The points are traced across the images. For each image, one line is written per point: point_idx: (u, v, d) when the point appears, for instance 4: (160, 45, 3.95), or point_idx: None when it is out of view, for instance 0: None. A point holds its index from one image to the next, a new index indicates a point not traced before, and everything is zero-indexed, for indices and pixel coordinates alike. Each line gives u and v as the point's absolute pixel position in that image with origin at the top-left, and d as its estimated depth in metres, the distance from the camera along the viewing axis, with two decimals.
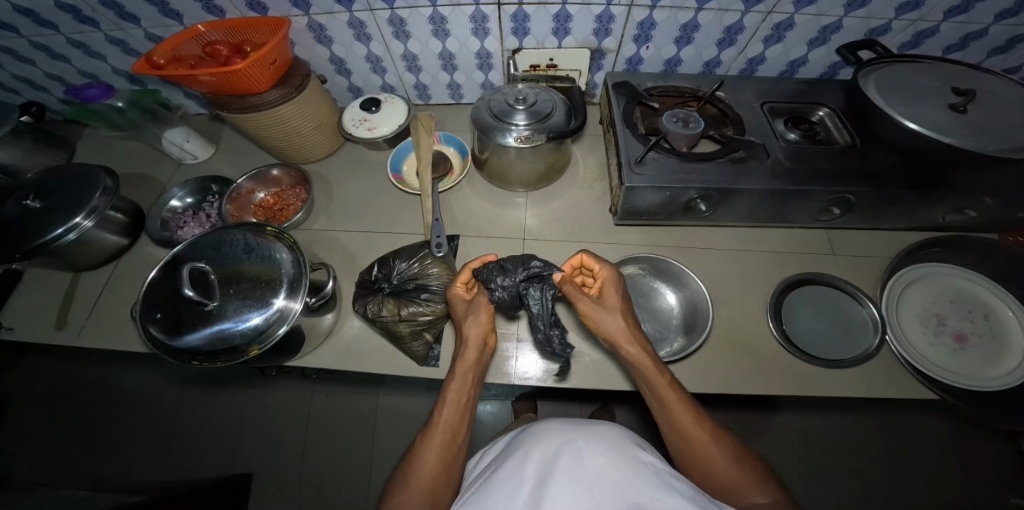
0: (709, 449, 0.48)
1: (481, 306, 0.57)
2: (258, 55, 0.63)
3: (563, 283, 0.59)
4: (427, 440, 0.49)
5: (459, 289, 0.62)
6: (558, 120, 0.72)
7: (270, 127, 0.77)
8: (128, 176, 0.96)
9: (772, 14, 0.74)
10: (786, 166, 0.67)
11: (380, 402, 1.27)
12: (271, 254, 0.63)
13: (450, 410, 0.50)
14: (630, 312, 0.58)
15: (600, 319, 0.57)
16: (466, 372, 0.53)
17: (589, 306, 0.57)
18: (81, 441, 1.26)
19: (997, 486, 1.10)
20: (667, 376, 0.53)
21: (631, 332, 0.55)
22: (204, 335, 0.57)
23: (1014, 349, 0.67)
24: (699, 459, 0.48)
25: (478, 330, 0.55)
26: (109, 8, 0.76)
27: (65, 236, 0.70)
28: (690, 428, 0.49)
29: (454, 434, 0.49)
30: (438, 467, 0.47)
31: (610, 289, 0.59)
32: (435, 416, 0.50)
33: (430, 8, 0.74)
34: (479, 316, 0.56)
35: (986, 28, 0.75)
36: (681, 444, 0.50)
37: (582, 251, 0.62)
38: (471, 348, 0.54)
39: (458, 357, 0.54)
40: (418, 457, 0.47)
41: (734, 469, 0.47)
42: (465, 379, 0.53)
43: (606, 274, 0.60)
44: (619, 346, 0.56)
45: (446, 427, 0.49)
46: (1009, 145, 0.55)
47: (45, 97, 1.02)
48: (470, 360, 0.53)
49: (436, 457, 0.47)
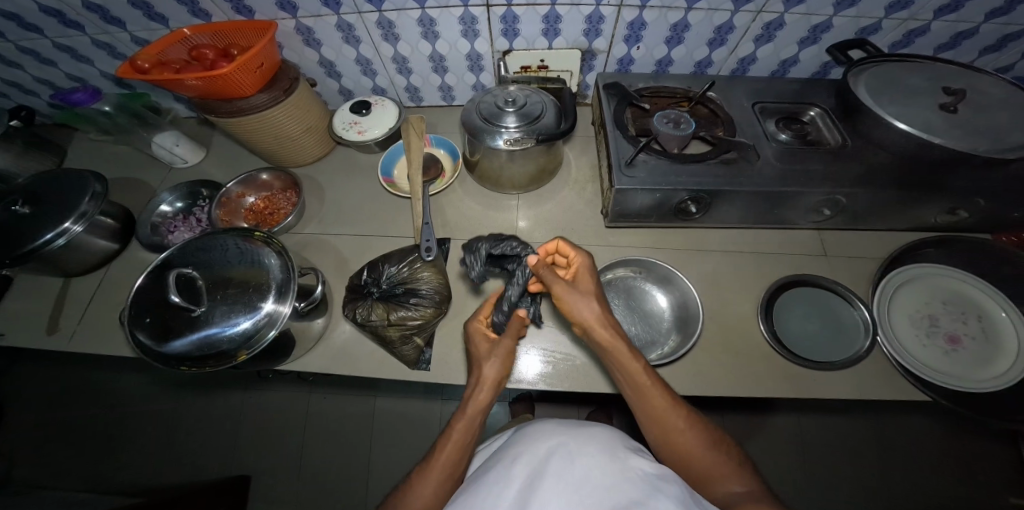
0: (686, 436, 0.48)
1: (500, 348, 0.54)
2: (244, 59, 0.62)
3: (538, 268, 0.53)
4: (425, 474, 0.48)
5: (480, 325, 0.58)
6: (548, 122, 0.72)
7: (260, 131, 0.77)
8: (119, 180, 0.96)
9: (761, 14, 0.73)
10: (776, 167, 0.67)
11: (377, 404, 1.26)
12: (259, 259, 0.62)
13: (451, 449, 0.49)
14: (600, 295, 0.54)
15: (570, 306, 0.52)
16: (475, 414, 0.50)
17: (563, 291, 0.52)
18: (78, 445, 1.26)
19: (994, 484, 1.10)
20: (639, 363, 0.50)
21: (604, 319, 0.51)
22: (192, 340, 0.56)
23: (1007, 350, 0.66)
24: (676, 446, 0.48)
25: (494, 375, 0.53)
26: (94, 12, 0.75)
27: (55, 242, 0.70)
28: (667, 414, 0.49)
29: (455, 469, 0.48)
30: (433, 500, 0.46)
31: (584, 274, 0.55)
32: (435, 456, 0.48)
33: (417, 11, 0.74)
34: (495, 361, 0.53)
35: (976, 28, 0.74)
36: (658, 431, 0.49)
37: (559, 239, 0.60)
38: (485, 389, 0.52)
39: (469, 396, 0.52)
40: (415, 490, 0.47)
41: (715, 459, 0.47)
42: (471, 421, 0.50)
43: (580, 262, 0.56)
44: (590, 334, 0.51)
45: (446, 465, 0.48)
46: (998, 145, 0.54)
47: (36, 101, 1.01)
48: (481, 402, 0.51)
49: (431, 493, 0.46)
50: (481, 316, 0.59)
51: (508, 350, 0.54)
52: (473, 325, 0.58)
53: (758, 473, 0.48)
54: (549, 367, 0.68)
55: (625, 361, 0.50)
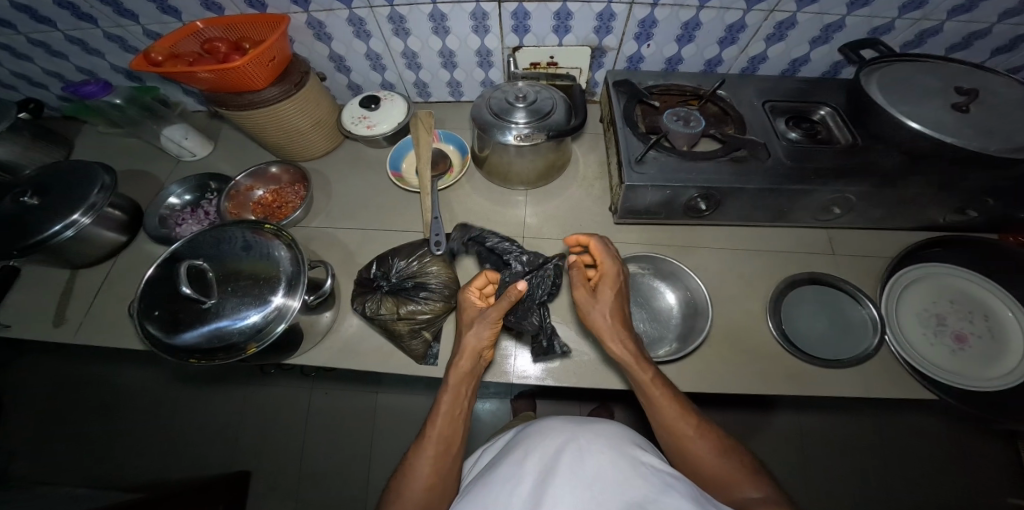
0: (697, 443, 0.49)
1: (487, 317, 0.54)
2: (257, 52, 0.62)
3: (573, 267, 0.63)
4: (421, 449, 0.49)
5: (473, 295, 0.61)
6: (558, 118, 0.72)
7: (270, 124, 0.76)
8: (126, 173, 0.96)
9: (774, 13, 0.73)
10: (787, 166, 0.67)
11: (380, 399, 1.27)
12: (269, 252, 0.62)
13: (443, 421, 0.50)
14: (622, 306, 0.58)
15: (588, 310, 0.58)
16: (460, 382, 0.53)
17: (580, 300, 0.59)
18: (83, 438, 1.26)
19: (994, 485, 1.10)
20: (649, 372, 0.53)
21: (618, 330, 0.56)
22: (202, 332, 0.56)
23: (1014, 349, 0.67)
24: (685, 454, 0.49)
25: (476, 342, 0.54)
26: (107, 4, 0.75)
27: (64, 233, 0.69)
28: (676, 423, 0.50)
29: (450, 444, 0.50)
30: (434, 477, 0.47)
31: (607, 283, 0.59)
32: (430, 427, 0.50)
33: (429, 5, 0.74)
34: (483, 331, 0.54)
35: (989, 28, 0.75)
36: (668, 438, 0.51)
37: (592, 237, 0.63)
38: (465, 357, 0.53)
39: (451, 367, 0.54)
40: (412, 468, 0.48)
41: (724, 466, 0.47)
42: (458, 390, 0.53)
43: (606, 266, 0.60)
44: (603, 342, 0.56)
45: (440, 438, 0.49)
46: (1008, 145, 0.55)
47: (44, 94, 1.01)
48: (462, 369, 0.53)
49: (430, 470, 0.48)
50: (475, 288, 0.62)
51: (495, 318, 0.54)
52: (466, 296, 0.61)
53: (772, 479, 0.47)
54: (555, 363, 0.68)
55: (633, 370, 0.53)
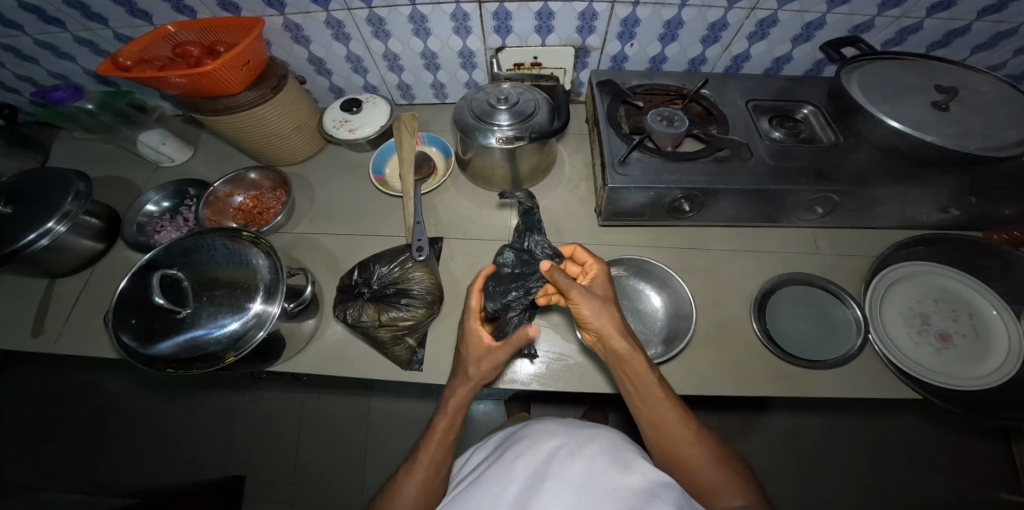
0: (697, 450, 0.48)
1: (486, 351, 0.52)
2: (230, 56, 0.60)
3: (557, 273, 0.49)
4: (410, 473, 0.48)
5: (475, 323, 0.54)
6: (541, 120, 0.71)
7: (248, 129, 0.75)
8: (105, 179, 0.94)
9: (755, 11, 0.73)
10: (769, 165, 0.66)
11: (372, 402, 1.26)
12: (247, 259, 0.61)
13: (437, 448, 0.49)
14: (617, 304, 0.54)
15: (592, 305, 0.50)
16: (457, 408, 0.51)
17: (581, 297, 0.50)
18: (68, 448, 1.24)
19: (983, 479, 1.12)
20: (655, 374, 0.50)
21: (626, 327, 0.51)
22: (178, 343, 0.55)
23: (997, 347, 0.67)
24: (681, 461, 0.48)
25: (484, 377, 0.52)
26: (75, 8, 0.74)
27: (38, 242, 0.68)
28: (677, 429, 0.48)
29: (440, 469, 0.49)
30: (421, 499, 0.47)
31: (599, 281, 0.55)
32: (421, 452, 0.49)
33: (408, 7, 0.73)
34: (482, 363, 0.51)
35: (969, 25, 0.74)
36: (663, 441, 0.49)
37: (576, 245, 0.63)
38: (464, 387, 0.52)
39: (450, 391, 0.53)
40: (400, 488, 0.47)
41: (718, 473, 0.47)
42: (454, 420, 0.51)
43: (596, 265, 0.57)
44: (610, 339, 0.50)
45: (432, 464, 0.48)
46: (988, 143, 0.55)
47: (18, 99, 1.00)
48: (461, 401, 0.52)
49: (417, 492, 0.47)
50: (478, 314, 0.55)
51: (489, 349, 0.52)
52: (468, 324, 0.54)
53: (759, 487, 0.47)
54: (541, 367, 0.67)
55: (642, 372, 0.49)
